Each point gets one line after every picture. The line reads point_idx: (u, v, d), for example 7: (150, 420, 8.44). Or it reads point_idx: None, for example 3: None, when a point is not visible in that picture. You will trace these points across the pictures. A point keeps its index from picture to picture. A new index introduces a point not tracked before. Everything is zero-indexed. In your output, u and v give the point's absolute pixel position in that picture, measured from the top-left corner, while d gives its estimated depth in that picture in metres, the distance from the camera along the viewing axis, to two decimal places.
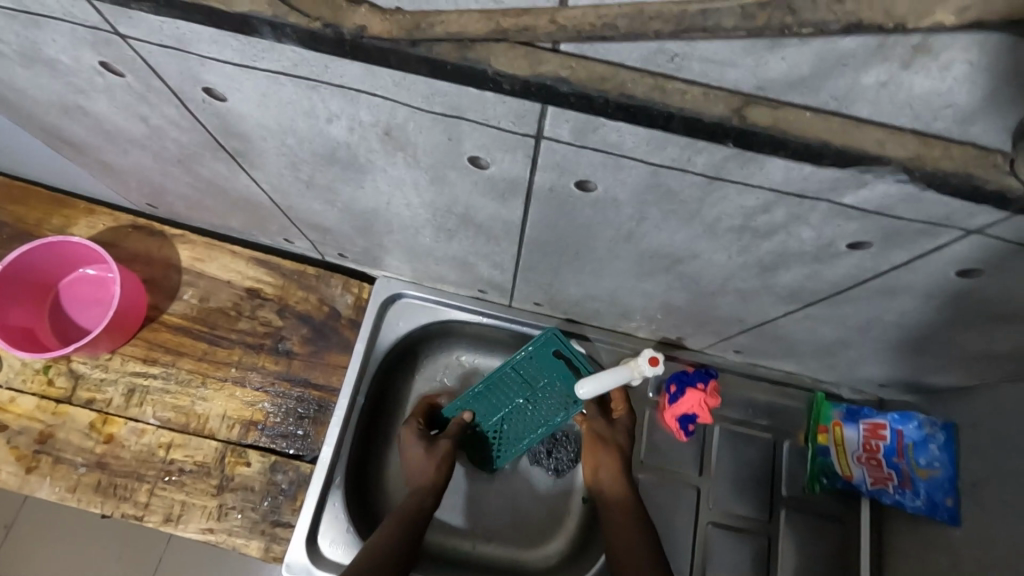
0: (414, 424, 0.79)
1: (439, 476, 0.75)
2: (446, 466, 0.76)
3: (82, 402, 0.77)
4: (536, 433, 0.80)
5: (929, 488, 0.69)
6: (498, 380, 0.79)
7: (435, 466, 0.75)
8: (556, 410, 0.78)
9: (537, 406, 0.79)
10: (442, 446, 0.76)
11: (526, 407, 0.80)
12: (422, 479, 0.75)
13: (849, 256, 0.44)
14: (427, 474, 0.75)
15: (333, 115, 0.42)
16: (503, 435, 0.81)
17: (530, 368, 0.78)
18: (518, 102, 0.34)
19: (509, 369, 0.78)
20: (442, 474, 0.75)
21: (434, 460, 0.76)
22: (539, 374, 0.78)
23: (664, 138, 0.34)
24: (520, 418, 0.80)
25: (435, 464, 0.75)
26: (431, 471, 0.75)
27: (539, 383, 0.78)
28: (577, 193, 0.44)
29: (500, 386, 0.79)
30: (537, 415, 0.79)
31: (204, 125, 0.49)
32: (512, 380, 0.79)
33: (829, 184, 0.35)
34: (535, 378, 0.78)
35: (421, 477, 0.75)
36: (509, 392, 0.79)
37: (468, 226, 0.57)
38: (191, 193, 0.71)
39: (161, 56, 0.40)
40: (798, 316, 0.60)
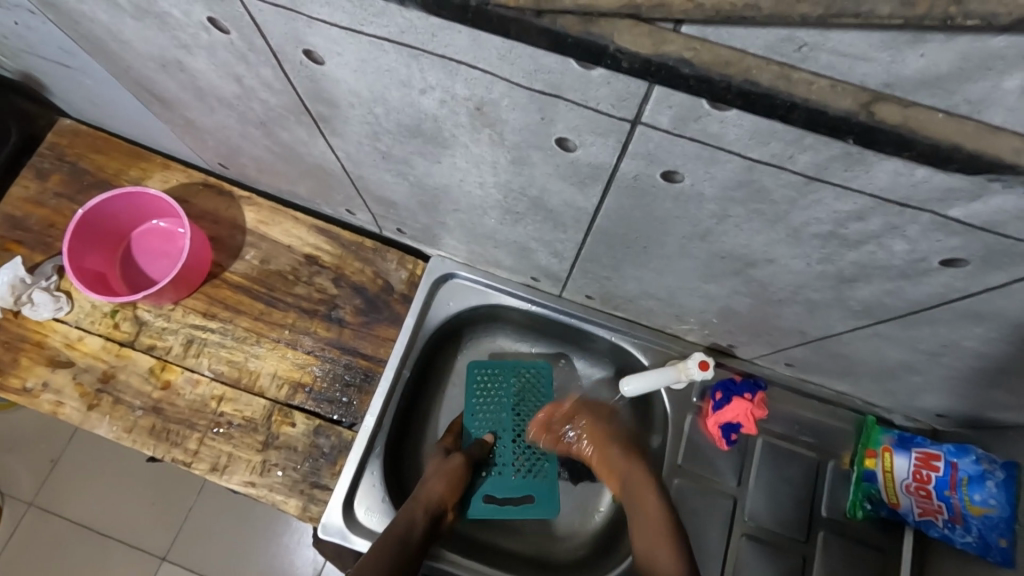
0: (441, 442, 0.82)
1: (437, 489, 0.74)
2: (454, 488, 0.76)
3: (143, 347, 0.80)
4: (549, 441, 0.85)
5: (983, 527, 0.67)
6: (480, 412, 0.86)
7: (445, 483, 0.75)
8: (540, 440, 0.86)
9: (527, 413, 0.87)
10: (454, 466, 0.77)
11: (523, 427, 0.86)
12: (426, 493, 0.74)
13: (939, 274, 0.43)
14: (434, 490, 0.74)
15: (428, 85, 0.42)
16: (527, 463, 0.84)
17: (486, 375, 0.88)
18: (623, 84, 0.34)
19: (479, 393, 0.87)
20: (446, 495, 0.75)
21: (445, 478, 0.76)
22: (498, 378, 0.88)
23: (771, 132, 0.33)
24: (526, 437, 0.86)
25: (445, 482, 0.75)
26: (439, 487, 0.75)
27: (508, 388, 0.87)
28: (661, 184, 0.44)
29: (488, 417, 0.86)
30: (535, 420, 0.87)
31: (295, 88, 0.51)
32: (490, 403, 0.87)
33: (939, 194, 0.34)
34: (503, 388, 0.88)
35: (427, 492, 0.74)
36: (501, 425, 0.86)
37: (537, 210, 0.57)
38: (266, 156, 0.73)
39: (271, 16, 0.41)
40: (866, 334, 0.58)
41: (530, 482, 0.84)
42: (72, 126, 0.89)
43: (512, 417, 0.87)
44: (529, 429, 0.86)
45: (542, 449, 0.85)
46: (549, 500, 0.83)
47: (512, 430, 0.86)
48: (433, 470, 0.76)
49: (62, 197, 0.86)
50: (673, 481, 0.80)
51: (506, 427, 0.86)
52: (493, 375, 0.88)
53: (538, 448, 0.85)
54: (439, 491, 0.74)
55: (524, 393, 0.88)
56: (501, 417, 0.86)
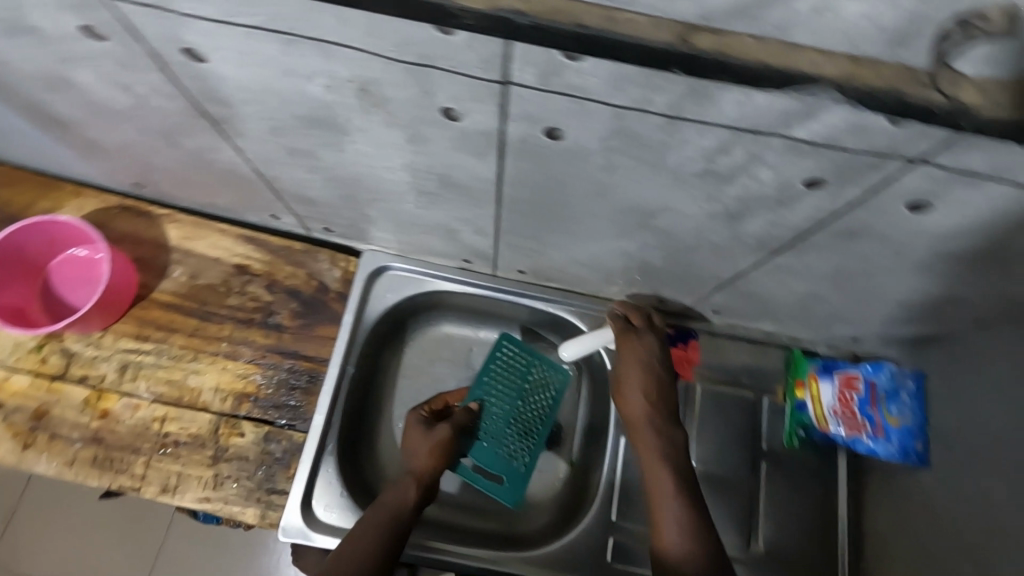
0: (418, 414, 0.79)
1: (426, 463, 0.73)
2: (442, 460, 0.74)
3: (75, 379, 0.78)
4: (541, 437, 0.84)
5: (901, 435, 0.73)
6: (491, 382, 0.85)
7: (433, 454, 0.74)
8: (535, 432, 0.84)
9: (534, 402, 0.86)
10: (441, 438, 0.76)
11: (524, 412, 0.85)
12: (416, 467, 0.72)
13: (808, 197, 0.46)
14: (424, 462, 0.73)
15: (313, 71, 0.43)
16: (513, 445, 0.84)
17: (508, 353, 0.86)
18: (484, 45, 0.36)
19: (498, 364, 0.86)
20: (435, 467, 0.74)
21: (432, 450, 0.75)
22: (522, 360, 0.86)
23: (624, 76, 0.36)
24: (523, 422, 0.84)
25: (432, 455, 0.74)
26: (428, 460, 0.73)
27: (525, 373, 0.86)
28: (547, 143, 0.46)
29: (497, 391, 0.84)
30: (538, 413, 0.85)
31: (186, 92, 0.51)
32: (504, 378, 0.85)
33: (780, 117, 0.37)
34: (520, 370, 0.86)
35: (415, 465, 0.72)
36: (504, 399, 0.85)
37: (448, 188, 0.59)
38: (178, 168, 0.72)
39: (142, 17, 0.41)
40: (768, 268, 0.62)
41: (505, 465, 0.83)
42: None
43: (518, 398, 0.85)
44: (530, 416, 0.85)
45: (532, 440, 0.84)
46: (517, 491, 0.82)
47: (513, 410, 0.85)
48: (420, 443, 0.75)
49: None
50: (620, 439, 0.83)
51: (507, 403, 0.85)
52: (517, 352, 0.87)
53: (529, 440, 0.84)
54: (428, 461, 0.73)
55: (537, 384, 0.86)
56: (509, 392, 0.85)
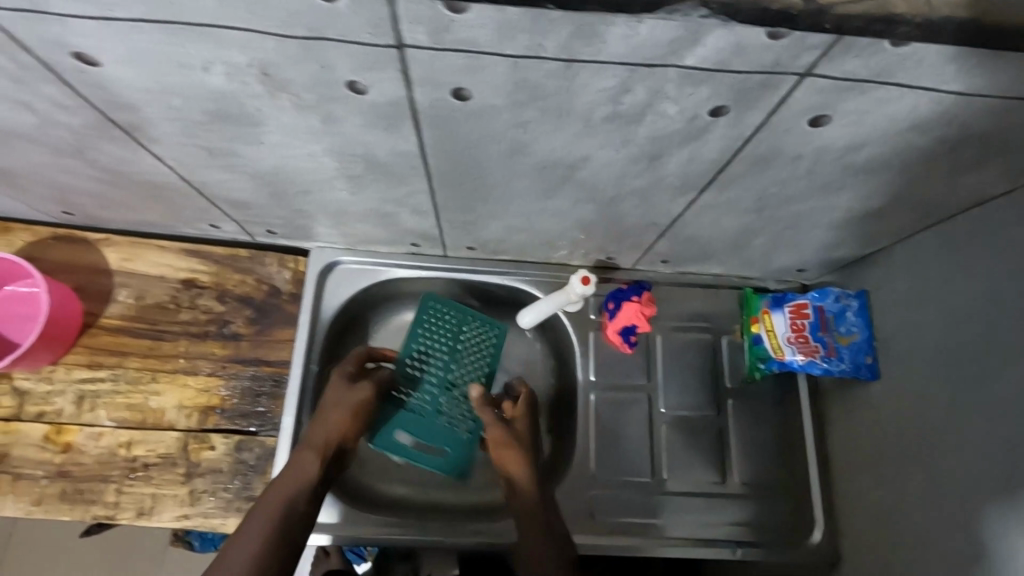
0: (344, 368, 0.79)
1: (345, 424, 0.75)
2: (358, 421, 0.76)
3: (31, 417, 0.77)
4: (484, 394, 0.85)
5: (851, 352, 0.76)
6: (419, 351, 0.85)
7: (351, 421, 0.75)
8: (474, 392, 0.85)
9: (468, 361, 0.86)
10: (364, 397, 0.77)
11: (459, 374, 0.85)
12: (334, 432, 0.73)
13: (716, 127, 0.48)
14: (341, 426, 0.74)
15: (207, 61, 0.43)
16: (451, 412, 0.84)
17: (435, 316, 0.86)
18: (367, 9, 0.36)
19: (425, 330, 0.85)
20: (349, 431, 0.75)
21: (352, 411, 0.76)
22: (448, 322, 0.86)
23: (511, 24, 0.37)
24: (460, 385, 0.85)
25: (353, 414, 0.76)
26: (345, 422, 0.75)
27: (455, 333, 0.86)
28: (456, 106, 0.46)
29: (425, 360, 0.85)
30: (475, 371, 0.85)
31: (88, 102, 0.50)
32: (432, 344, 0.85)
33: (667, 47, 0.38)
34: (450, 331, 0.86)
35: (328, 434, 0.73)
36: (433, 365, 0.85)
37: (375, 168, 0.59)
38: (102, 189, 0.71)
39: (21, 23, 0.40)
40: (699, 208, 0.64)
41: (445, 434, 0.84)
42: None
43: (450, 361, 0.85)
44: (467, 376, 0.85)
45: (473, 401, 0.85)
46: (466, 457, 0.84)
47: (447, 375, 0.85)
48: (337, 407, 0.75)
49: None
50: (590, 396, 0.85)
51: (439, 369, 0.85)
52: (442, 314, 0.86)
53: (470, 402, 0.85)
54: (343, 428, 0.74)
55: (470, 343, 0.86)
56: (439, 358, 0.85)
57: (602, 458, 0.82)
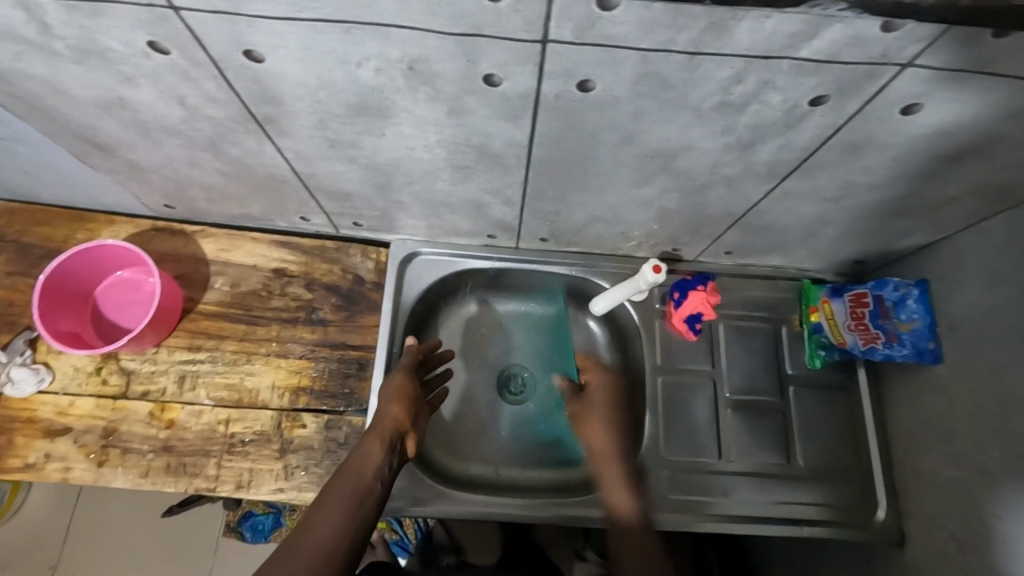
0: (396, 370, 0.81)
1: (392, 411, 0.74)
2: (406, 407, 0.76)
3: (137, 395, 0.82)
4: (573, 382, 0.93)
5: (913, 338, 0.79)
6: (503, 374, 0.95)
7: (402, 408, 0.75)
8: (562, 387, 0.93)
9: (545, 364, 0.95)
10: (399, 384, 0.78)
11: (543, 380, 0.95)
12: (383, 420, 0.74)
13: (813, 116, 0.52)
14: (388, 415, 0.74)
15: (366, 56, 0.48)
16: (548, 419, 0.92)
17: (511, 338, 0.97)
18: (528, 8, 0.42)
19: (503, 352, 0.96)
20: (398, 418, 0.75)
21: (395, 399, 0.76)
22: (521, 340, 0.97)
23: (653, 21, 0.42)
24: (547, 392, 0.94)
25: (398, 402, 0.76)
26: (392, 410, 0.75)
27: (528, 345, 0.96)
28: (579, 97, 0.51)
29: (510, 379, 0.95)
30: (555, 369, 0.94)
31: (240, 95, 0.55)
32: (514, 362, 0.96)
33: (788, 40, 0.43)
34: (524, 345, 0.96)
35: (382, 422, 0.73)
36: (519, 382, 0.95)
37: (482, 158, 0.64)
38: (215, 182, 0.76)
39: (211, 24, 0.46)
40: (777, 196, 0.69)
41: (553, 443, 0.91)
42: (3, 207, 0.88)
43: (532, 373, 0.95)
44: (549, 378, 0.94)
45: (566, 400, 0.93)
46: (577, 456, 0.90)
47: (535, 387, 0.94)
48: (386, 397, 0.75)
49: (14, 275, 0.86)
50: (658, 379, 0.89)
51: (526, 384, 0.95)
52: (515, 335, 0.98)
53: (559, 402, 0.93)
54: (395, 415, 0.74)
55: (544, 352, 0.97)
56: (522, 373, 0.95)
57: (672, 439, 0.86)
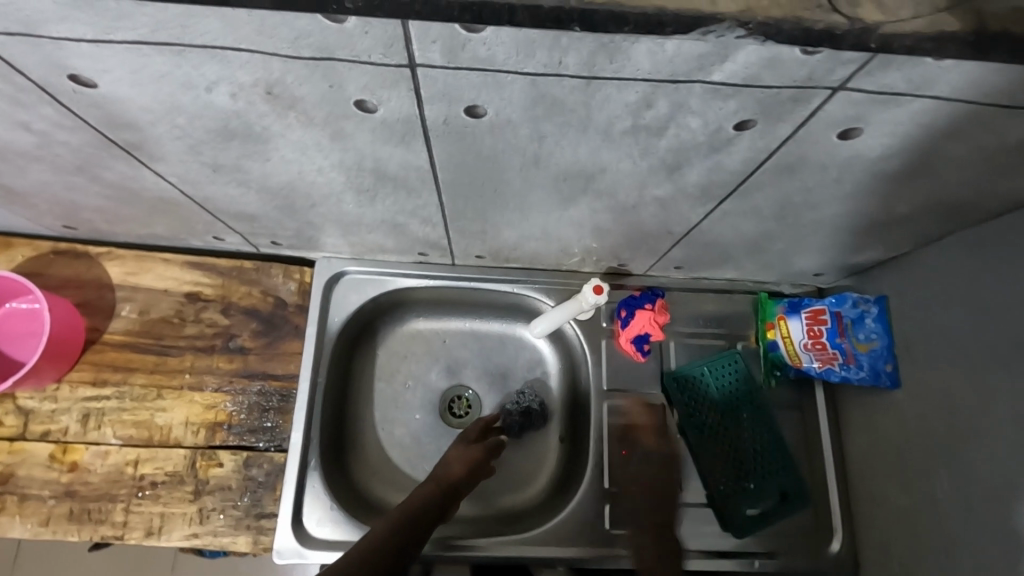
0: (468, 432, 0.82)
1: (459, 470, 0.77)
2: (475, 470, 0.78)
3: (36, 436, 0.75)
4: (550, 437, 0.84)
5: (871, 359, 0.74)
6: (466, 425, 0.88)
7: (466, 468, 0.77)
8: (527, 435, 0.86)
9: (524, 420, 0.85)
10: (478, 451, 0.79)
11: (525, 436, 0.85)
12: (446, 473, 0.77)
13: (740, 139, 0.46)
14: (454, 471, 0.77)
15: (212, 80, 0.41)
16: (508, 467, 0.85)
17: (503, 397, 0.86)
18: (380, 29, 0.35)
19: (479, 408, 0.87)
20: (466, 478, 0.77)
21: (466, 462, 0.78)
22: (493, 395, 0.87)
23: (530, 42, 0.35)
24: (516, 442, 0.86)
25: (467, 464, 0.78)
26: (460, 469, 0.77)
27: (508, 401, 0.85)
28: (470, 122, 0.45)
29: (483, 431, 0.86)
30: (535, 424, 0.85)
31: (88, 121, 0.48)
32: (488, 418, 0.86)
33: (695, 62, 0.37)
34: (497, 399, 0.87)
35: (447, 473, 0.77)
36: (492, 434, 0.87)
37: (383, 181, 0.57)
38: (103, 204, 0.69)
39: (16, 46, 0.39)
40: (718, 216, 0.62)
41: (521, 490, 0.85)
42: None
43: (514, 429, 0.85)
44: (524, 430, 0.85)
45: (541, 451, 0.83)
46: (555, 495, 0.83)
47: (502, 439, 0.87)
48: (456, 452, 0.79)
49: None
50: (603, 405, 0.83)
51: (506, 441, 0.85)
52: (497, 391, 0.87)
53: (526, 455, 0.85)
54: (458, 473, 0.77)
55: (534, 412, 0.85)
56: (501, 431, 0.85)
57: (617, 468, 0.81)
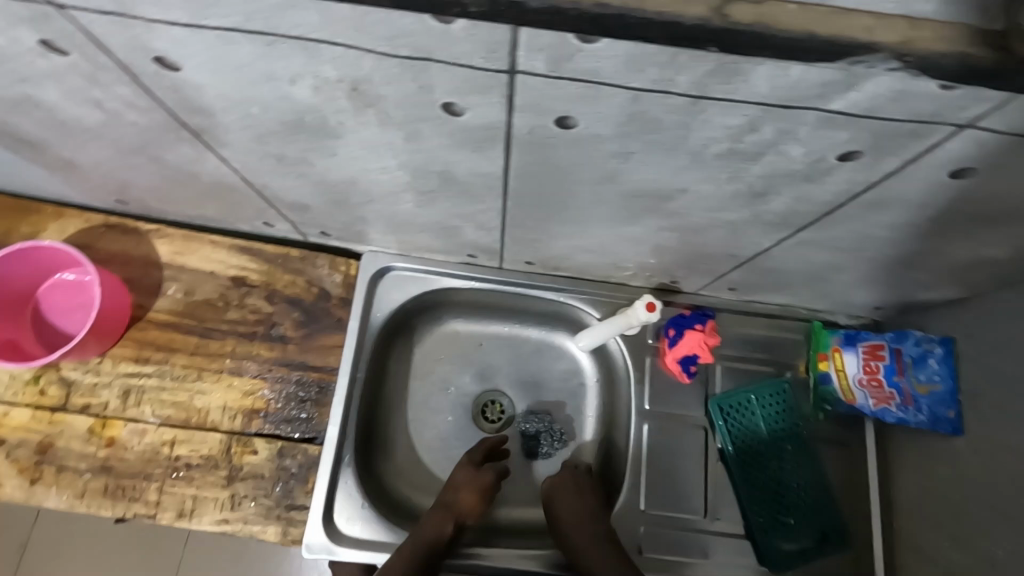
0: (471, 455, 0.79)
1: (470, 501, 0.75)
2: (485, 500, 0.76)
3: (77, 409, 0.76)
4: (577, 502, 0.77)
5: (931, 403, 0.71)
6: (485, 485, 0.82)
7: (477, 496, 0.76)
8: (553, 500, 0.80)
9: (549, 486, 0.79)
10: (487, 479, 0.77)
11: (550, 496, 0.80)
12: (456, 503, 0.75)
13: (839, 170, 0.43)
14: (465, 501, 0.75)
15: (297, 73, 0.40)
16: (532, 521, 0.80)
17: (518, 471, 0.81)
18: (487, 33, 0.33)
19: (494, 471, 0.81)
20: (475, 508, 0.76)
21: (476, 490, 0.76)
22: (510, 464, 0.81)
23: (645, 58, 0.33)
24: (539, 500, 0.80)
25: (477, 494, 0.76)
26: (470, 498, 0.75)
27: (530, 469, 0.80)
28: (557, 133, 0.43)
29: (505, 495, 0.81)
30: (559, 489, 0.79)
31: (162, 104, 0.47)
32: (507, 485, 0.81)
33: (816, 89, 0.34)
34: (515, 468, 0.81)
35: (457, 501, 0.75)
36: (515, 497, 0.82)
37: (448, 184, 0.55)
38: (160, 184, 0.68)
39: (105, 26, 0.38)
40: (790, 244, 0.60)
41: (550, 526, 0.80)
42: None
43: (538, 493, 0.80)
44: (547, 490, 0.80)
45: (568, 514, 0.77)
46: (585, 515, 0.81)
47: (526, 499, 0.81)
48: (464, 479, 0.76)
49: None
50: (643, 425, 0.81)
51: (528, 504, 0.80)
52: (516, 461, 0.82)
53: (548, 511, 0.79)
54: (469, 502, 0.75)
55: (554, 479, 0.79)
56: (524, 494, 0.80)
57: (653, 490, 0.79)
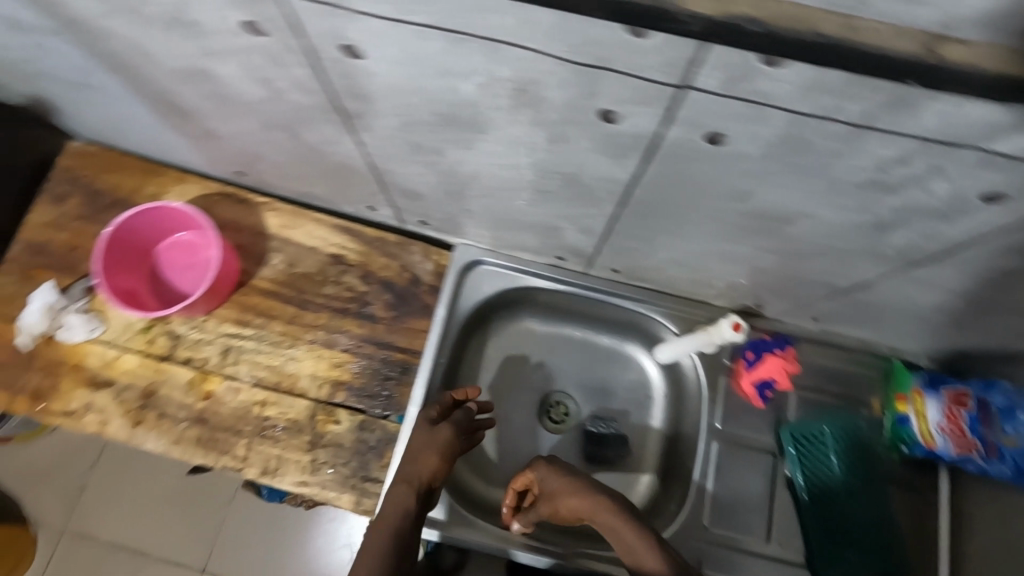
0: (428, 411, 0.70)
1: (435, 462, 0.66)
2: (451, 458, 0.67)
3: (180, 361, 0.81)
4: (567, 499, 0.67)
5: (1017, 455, 0.70)
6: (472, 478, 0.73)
7: (439, 456, 0.66)
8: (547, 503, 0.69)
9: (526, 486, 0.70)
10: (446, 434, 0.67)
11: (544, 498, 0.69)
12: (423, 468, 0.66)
13: (977, 211, 0.44)
14: (427, 465, 0.66)
15: (471, 70, 0.43)
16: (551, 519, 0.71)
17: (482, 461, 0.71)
18: (675, 49, 0.36)
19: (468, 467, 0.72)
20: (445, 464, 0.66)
21: (438, 449, 0.66)
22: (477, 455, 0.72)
23: (824, 84, 0.35)
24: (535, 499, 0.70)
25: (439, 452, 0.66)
26: (433, 458, 0.66)
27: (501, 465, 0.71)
28: (704, 148, 0.45)
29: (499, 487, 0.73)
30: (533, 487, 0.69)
31: (329, 87, 0.51)
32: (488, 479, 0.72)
33: (982, 129, 0.36)
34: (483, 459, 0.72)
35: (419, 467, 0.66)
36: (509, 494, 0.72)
37: (570, 186, 0.58)
38: (287, 160, 0.73)
39: (312, 13, 0.42)
40: (897, 280, 0.60)
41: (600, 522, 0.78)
42: (80, 149, 0.88)
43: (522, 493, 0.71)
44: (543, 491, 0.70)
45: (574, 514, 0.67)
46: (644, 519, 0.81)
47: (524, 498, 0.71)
48: (424, 439, 0.67)
49: (80, 219, 0.86)
50: (711, 444, 0.82)
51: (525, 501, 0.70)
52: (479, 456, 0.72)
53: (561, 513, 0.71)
54: (433, 464, 0.66)
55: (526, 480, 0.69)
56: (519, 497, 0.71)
57: (717, 508, 0.79)
